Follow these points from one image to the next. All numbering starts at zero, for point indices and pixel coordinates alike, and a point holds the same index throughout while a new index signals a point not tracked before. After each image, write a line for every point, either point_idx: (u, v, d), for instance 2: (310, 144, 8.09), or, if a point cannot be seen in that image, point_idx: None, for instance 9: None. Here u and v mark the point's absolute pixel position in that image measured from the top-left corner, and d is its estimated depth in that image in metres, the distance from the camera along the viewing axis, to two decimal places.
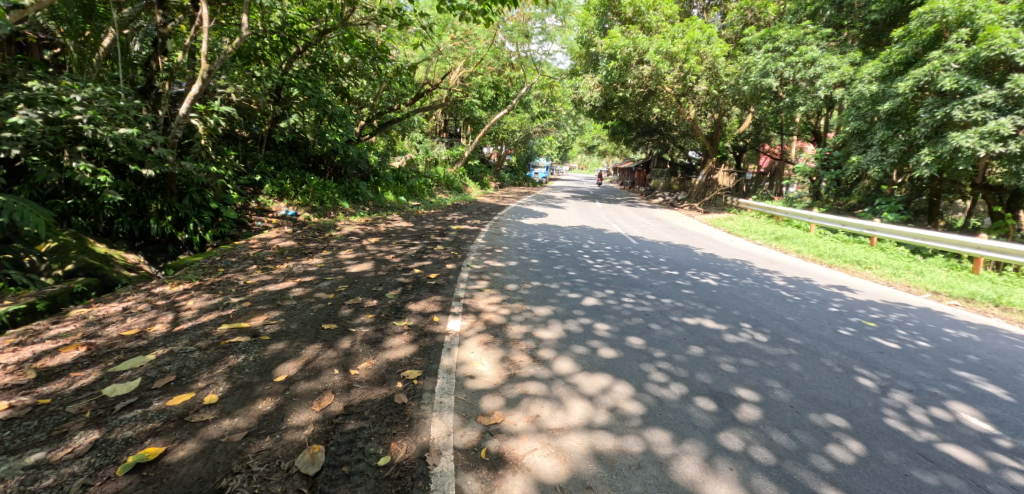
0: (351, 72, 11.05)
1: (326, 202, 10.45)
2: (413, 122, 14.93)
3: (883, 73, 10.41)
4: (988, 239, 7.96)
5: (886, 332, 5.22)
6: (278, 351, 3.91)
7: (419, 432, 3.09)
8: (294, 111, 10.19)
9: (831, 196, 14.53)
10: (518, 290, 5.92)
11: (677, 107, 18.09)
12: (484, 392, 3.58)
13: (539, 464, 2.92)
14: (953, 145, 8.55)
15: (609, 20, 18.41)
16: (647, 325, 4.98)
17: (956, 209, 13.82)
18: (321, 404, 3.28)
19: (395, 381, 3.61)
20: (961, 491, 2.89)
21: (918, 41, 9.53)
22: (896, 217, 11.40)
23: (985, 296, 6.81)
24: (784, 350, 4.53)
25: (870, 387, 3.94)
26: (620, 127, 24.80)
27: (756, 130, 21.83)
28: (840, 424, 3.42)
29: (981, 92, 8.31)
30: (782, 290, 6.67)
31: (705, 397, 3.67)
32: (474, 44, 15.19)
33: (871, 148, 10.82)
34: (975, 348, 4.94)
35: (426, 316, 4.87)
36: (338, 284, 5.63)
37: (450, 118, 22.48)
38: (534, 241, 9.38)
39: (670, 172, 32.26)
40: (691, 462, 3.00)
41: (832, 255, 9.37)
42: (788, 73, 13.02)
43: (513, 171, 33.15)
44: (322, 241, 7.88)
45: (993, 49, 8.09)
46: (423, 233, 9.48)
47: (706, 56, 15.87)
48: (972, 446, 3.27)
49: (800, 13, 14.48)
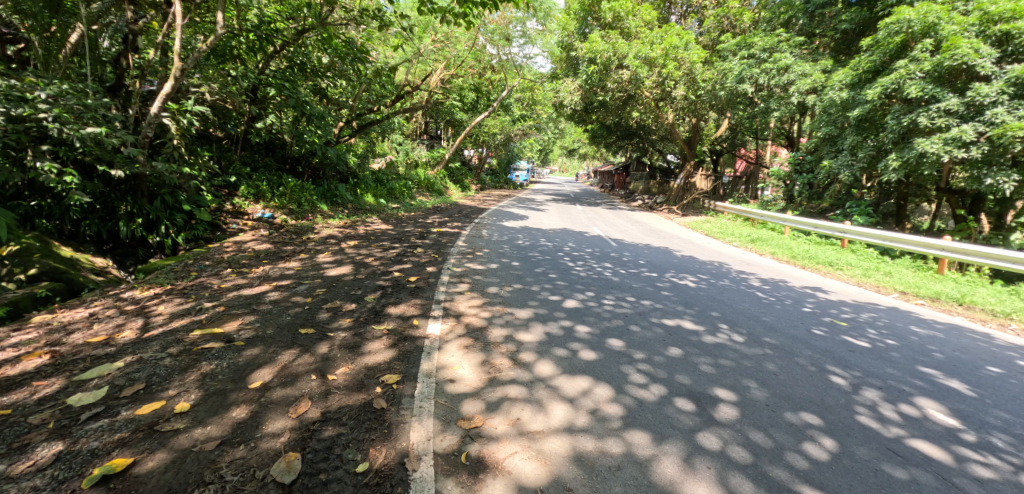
0: (331, 72, 10.85)
1: (304, 204, 10.31)
2: (393, 123, 14.86)
3: (853, 81, 10.78)
4: (951, 241, 8.28)
5: (858, 331, 5.38)
6: (252, 357, 3.82)
7: (397, 437, 3.06)
8: (271, 111, 10.01)
9: (804, 199, 14.98)
10: (499, 293, 5.92)
11: (656, 111, 18.38)
12: (465, 396, 3.56)
13: (519, 468, 2.92)
14: (919, 150, 8.87)
15: (589, 25, 18.70)
16: (627, 327, 5.03)
17: (922, 212, 14.26)
18: (297, 411, 3.22)
19: (374, 386, 3.57)
20: (930, 484, 2.99)
21: (886, 50, 9.86)
22: (865, 219, 11.91)
23: (949, 295, 7.07)
24: (760, 350, 4.63)
25: (842, 385, 4.05)
26: (600, 130, 25.14)
27: (732, 135, 22.20)
28: (814, 421, 3.51)
29: (945, 100, 8.62)
30: (758, 291, 6.82)
31: (683, 397, 3.72)
32: (455, 47, 15.11)
33: (841, 153, 11.16)
34: (940, 346, 5.12)
35: (405, 319, 4.82)
36: (316, 287, 5.54)
37: (430, 120, 22.30)
38: (516, 244, 9.37)
39: (648, 175, 32.80)
40: (670, 462, 3.03)
41: (805, 256, 9.62)
42: (763, 79, 13.35)
43: (493, 173, 33.20)
44: (299, 244, 7.75)
45: (956, 59, 8.48)
46: (403, 235, 9.43)
47: (684, 62, 16.15)
48: (938, 440, 3.39)
49: (773, 22, 14.84)
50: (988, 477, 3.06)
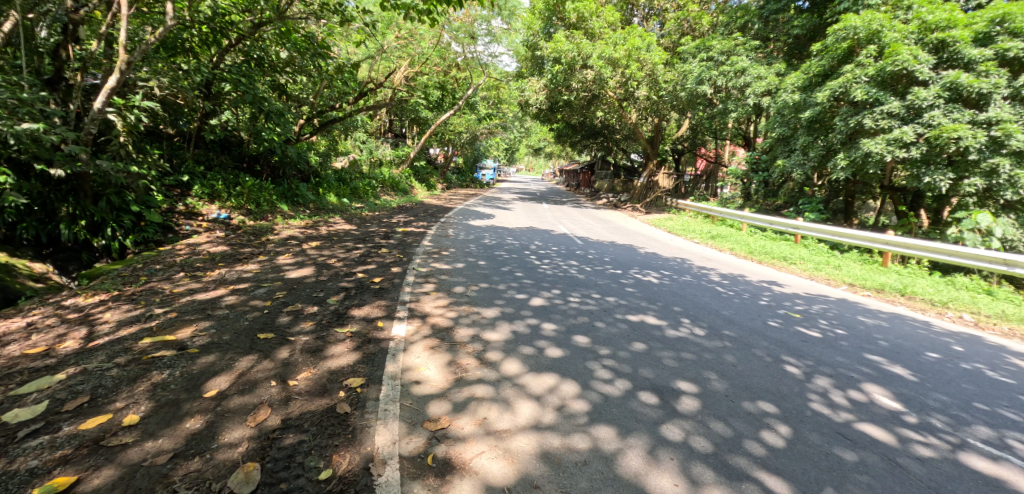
0: (290, 68, 10.51)
1: (262, 204, 9.98)
2: (356, 121, 14.57)
3: (804, 84, 11.28)
4: (895, 235, 8.77)
5: (810, 322, 5.64)
6: (207, 365, 3.68)
7: (362, 442, 3.02)
8: (226, 107, 9.66)
9: (760, 197, 15.59)
10: (466, 292, 5.91)
11: (619, 111, 18.70)
12: (431, 397, 3.54)
13: (486, 468, 2.93)
14: (864, 150, 9.35)
15: (553, 25, 18.97)
16: (592, 323, 5.11)
17: (868, 209, 15.05)
18: (255, 419, 3.12)
19: (337, 390, 3.50)
20: (877, 465, 3.16)
21: (834, 55, 10.35)
22: (816, 216, 12.48)
23: (892, 287, 7.49)
24: (720, 343, 4.79)
25: (796, 374, 4.24)
26: (566, 129, 25.39)
27: (692, 135, 22.81)
28: (770, 410, 3.66)
29: (887, 103, 9.12)
30: (718, 286, 7.05)
31: (647, 391, 3.81)
32: (420, 44, 14.87)
33: (794, 153, 11.66)
34: (884, 334, 5.44)
35: (370, 321, 4.74)
36: (275, 290, 5.38)
37: (394, 118, 21.97)
38: (482, 243, 9.35)
39: (613, 174, 33.32)
40: (635, 455, 3.10)
41: (761, 252, 9.99)
42: (721, 81, 13.78)
43: (459, 172, 33.03)
44: (257, 246, 7.50)
45: (897, 64, 8.97)
46: (367, 236, 9.27)
47: (646, 63, 16.47)
48: (883, 423, 3.59)
49: (731, 26, 15.34)
50: (928, 455, 3.26)
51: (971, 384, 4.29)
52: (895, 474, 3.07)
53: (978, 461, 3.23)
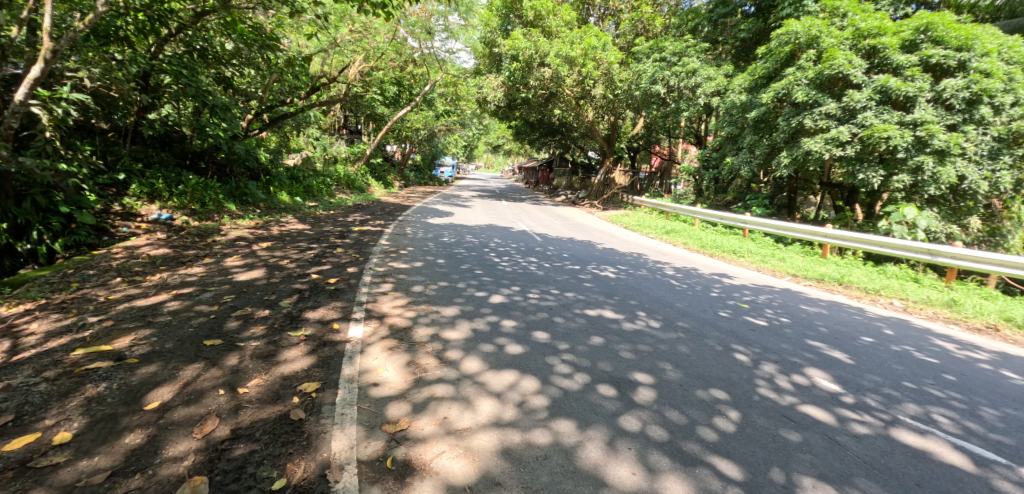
0: (237, 60, 10.06)
1: (208, 204, 9.52)
2: (309, 116, 14.13)
3: (750, 85, 11.80)
4: (833, 229, 9.31)
5: (757, 311, 5.93)
6: (148, 375, 3.49)
7: (318, 448, 2.95)
8: (166, 101, 9.18)
9: (711, 193, 16.21)
10: (425, 292, 5.85)
11: (577, 109, 18.97)
12: (390, 399, 3.49)
13: (447, 467, 2.92)
14: (805, 149, 9.89)
15: (511, 22, 19.22)
16: (551, 319, 5.17)
17: (809, 203, 15.92)
18: (202, 431, 2.99)
19: (291, 396, 3.40)
20: (818, 444, 3.35)
21: (777, 59, 10.88)
22: (763, 211, 13.10)
23: (831, 276, 7.96)
24: (674, 334, 4.97)
25: (745, 361, 4.45)
26: (525, 126, 25.55)
27: (647, 133, 23.42)
28: (722, 397, 3.82)
29: (825, 105, 9.68)
30: (672, 279, 7.29)
31: (605, 383, 3.90)
32: (375, 39, 14.45)
33: (742, 151, 12.20)
34: (824, 320, 5.78)
35: (325, 324, 4.62)
36: (223, 294, 5.16)
37: (349, 114, 21.43)
38: (441, 241, 9.29)
39: (571, 171, 33.79)
40: (595, 447, 3.16)
41: (712, 246, 10.40)
42: (673, 81, 14.18)
43: (417, 169, 32.60)
44: (203, 248, 7.16)
45: (834, 68, 9.51)
46: (322, 235, 9.02)
47: (602, 62, 16.74)
48: (824, 405, 3.82)
49: (682, 27, 15.82)
50: (864, 432, 3.49)
51: (901, 365, 4.63)
52: (834, 452, 3.27)
53: (908, 435, 3.49)
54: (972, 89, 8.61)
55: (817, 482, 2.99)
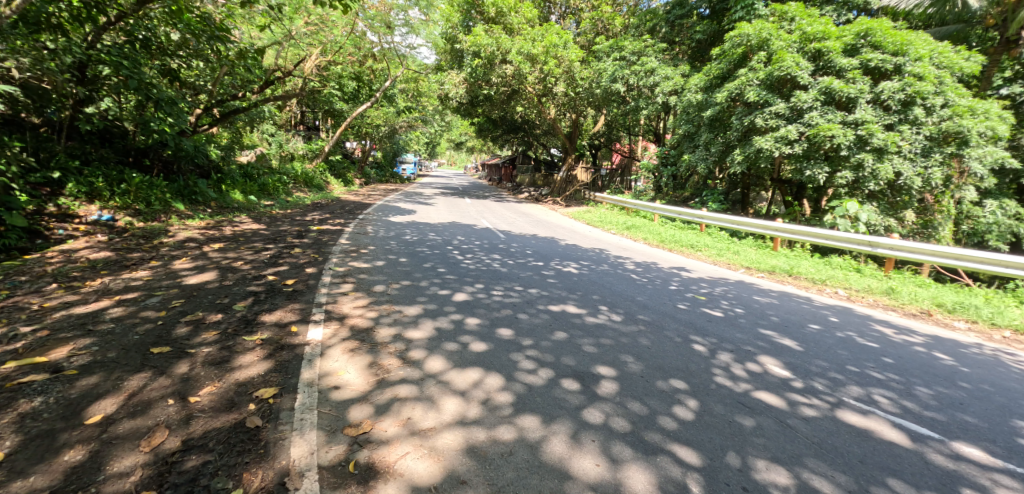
0: (184, 52, 9.58)
1: (154, 203, 9.03)
2: (263, 111, 13.63)
3: (706, 85, 12.17)
4: (783, 223, 9.75)
5: (713, 303, 6.15)
6: (89, 387, 3.30)
7: (276, 456, 2.86)
8: (106, 94, 8.65)
9: (670, 190, 16.65)
10: (387, 291, 5.76)
11: (539, 106, 19.07)
12: (351, 401, 3.43)
13: (411, 468, 2.89)
14: (757, 146, 10.29)
15: (472, 18, 19.10)
16: (515, 316, 5.20)
17: (761, 199, 16.61)
18: (150, 443, 2.86)
19: (247, 403, 3.29)
20: (771, 427, 3.52)
21: (731, 60, 11.28)
22: (718, 207, 13.57)
23: (782, 268, 8.33)
24: (635, 327, 5.09)
25: (702, 351, 4.61)
26: (487, 123, 25.50)
27: (608, 130, 23.81)
28: (681, 386, 3.95)
29: (774, 105, 10.11)
30: (632, 274, 7.46)
31: (569, 378, 3.96)
32: (332, 32, 13.93)
33: (698, 149, 12.58)
34: (776, 310, 6.06)
35: (283, 327, 4.49)
36: (172, 299, 4.92)
37: (306, 110, 20.79)
38: (403, 239, 9.17)
39: (535, 168, 33.98)
40: (559, 441, 3.21)
41: (671, 240, 10.69)
42: (633, 80, 14.43)
43: (378, 167, 31.98)
44: (149, 250, 6.79)
45: (783, 70, 9.93)
46: (278, 235, 8.73)
47: (563, 60, 16.86)
48: (776, 390, 4.01)
49: (641, 28, 16.16)
50: (812, 415, 3.68)
51: (845, 350, 4.90)
52: (786, 434, 3.44)
53: (851, 416, 3.71)
54: (907, 91, 9.17)
55: (770, 463, 3.13)
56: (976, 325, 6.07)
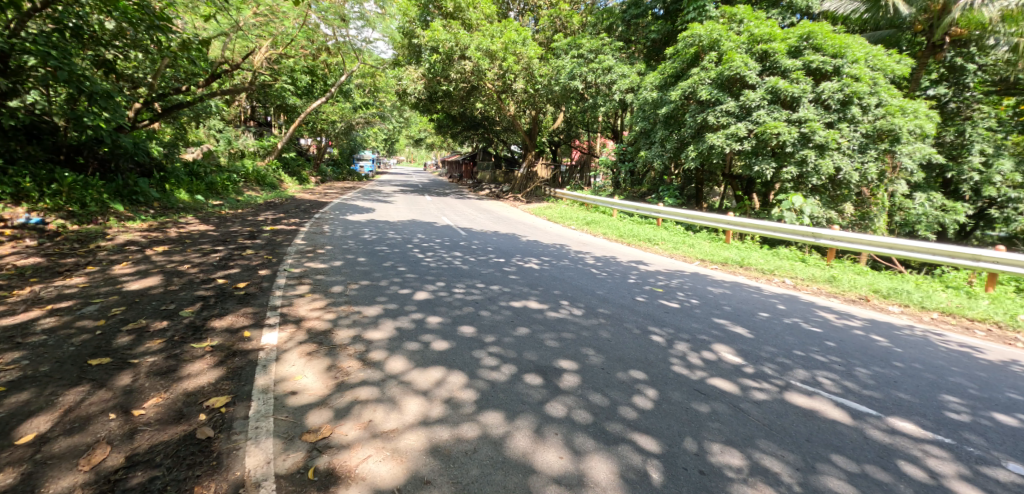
0: (121, 42, 9.01)
1: (90, 205, 8.47)
2: (210, 106, 13.02)
3: (660, 83, 12.49)
4: (734, 216, 10.16)
5: (670, 295, 6.35)
6: (19, 405, 3.08)
7: (230, 468, 2.76)
8: (31, 86, 8.02)
9: (628, 185, 17.03)
10: (345, 292, 5.63)
11: (498, 103, 19.06)
12: (310, 406, 3.35)
13: (373, 472, 2.85)
14: (709, 143, 10.66)
15: (430, 13, 18.93)
16: (477, 313, 5.20)
17: (714, 194, 17.23)
18: (90, 462, 2.70)
19: (197, 414, 3.15)
20: (725, 412, 3.67)
21: (684, 59, 11.62)
22: (674, 202, 13.99)
23: (733, 260, 8.68)
24: (596, 320, 5.19)
25: (660, 342, 4.75)
26: (447, 119, 25.27)
27: (567, 127, 24.08)
28: (640, 376, 4.06)
29: (725, 103, 10.50)
30: (592, 268, 7.60)
31: (532, 373, 4.00)
32: (282, 23, 13.30)
33: (654, 145, 12.92)
34: (728, 300, 6.32)
35: (234, 332, 4.31)
36: (111, 307, 4.64)
37: (256, 104, 19.99)
38: (361, 238, 8.99)
39: (496, 165, 33.97)
40: (523, 436, 3.24)
41: (629, 235, 10.95)
42: (590, 77, 14.62)
43: (334, 164, 31.13)
44: (85, 255, 6.37)
45: (733, 70, 10.32)
46: (228, 236, 8.38)
47: (522, 57, 16.89)
48: (729, 376, 4.19)
49: (598, 26, 16.42)
50: (762, 398, 3.87)
51: (792, 335, 5.18)
52: (738, 418, 3.60)
53: (798, 398, 3.92)
54: (845, 92, 9.71)
55: (725, 447, 3.27)
56: (908, 308, 6.53)
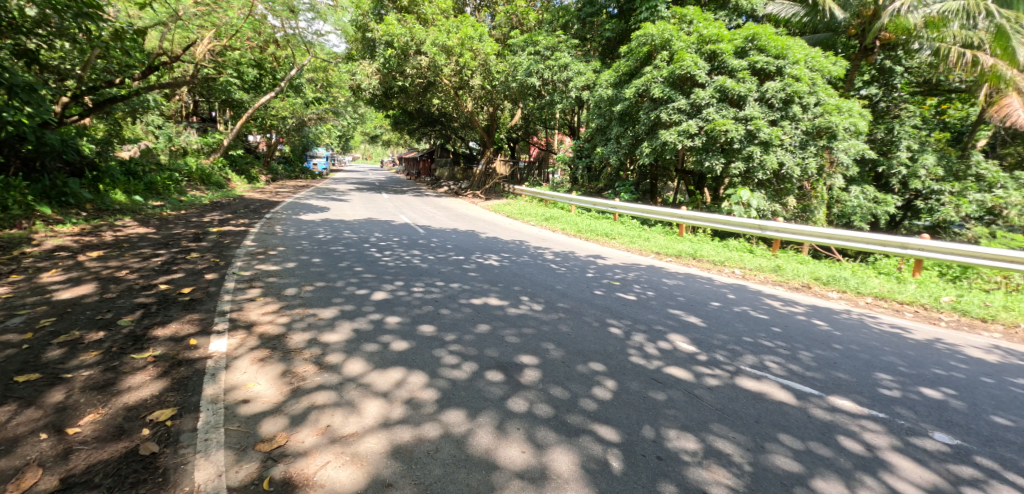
0: (46, 31, 8.33)
1: (11, 208, 7.81)
2: (148, 100, 12.27)
3: (615, 81, 12.74)
4: (687, 210, 10.51)
5: (627, 288, 6.51)
6: None
7: (177, 483, 2.64)
8: None
9: (585, 181, 17.31)
10: (299, 294, 5.46)
11: (456, 99, 18.92)
12: (263, 414, 3.23)
13: (333, 478, 2.79)
14: (662, 140, 10.97)
15: (384, 7, 18.56)
16: (437, 312, 5.16)
17: (667, 188, 17.77)
18: (19, 488, 2.52)
19: (139, 429, 2.99)
20: (680, 399, 3.81)
21: (637, 57, 11.90)
22: (629, 197, 14.33)
23: (686, 252, 8.99)
24: (555, 315, 5.27)
25: (618, 334, 4.87)
26: (403, 115, 24.85)
27: (525, 123, 24.17)
28: (599, 368, 4.15)
29: (677, 101, 10.84)
30: (552, 263, 7.69)
31: (493, 369, 4.02)
32: (226, 14, 12.53)
33: (609, 142, 13.17)
34: (682, 291, 6.54)
35: (179, 340, 4.11)
36: (39, 318, 4.31)
37: (199, 99, 18.99)
38: (315, 238, 8.73)
39: (454, 161, 33.73)
40: (485, 432, 3.25)
41: (587, 230, 11.14)
42: (547, 74, 14.72)
43: (285, 161, 30.04)
44: (7, 263, 5.88)
45: (683, 69, 10.64)
46: (171, 239, 7.95)
47: (479, 53, 16.80)
48: (684, 364, 4.34)
49: (554, 23, 16.55)
50: (715, 384, 4.04)
51: (741, 323, 5.42)
52: (693, 404, 3.74)
53: (748, 382, 4.12)
54: (786, 91, 10.21)
55: (681, 432, 3.39)
56: (845, 294, 6.97)
